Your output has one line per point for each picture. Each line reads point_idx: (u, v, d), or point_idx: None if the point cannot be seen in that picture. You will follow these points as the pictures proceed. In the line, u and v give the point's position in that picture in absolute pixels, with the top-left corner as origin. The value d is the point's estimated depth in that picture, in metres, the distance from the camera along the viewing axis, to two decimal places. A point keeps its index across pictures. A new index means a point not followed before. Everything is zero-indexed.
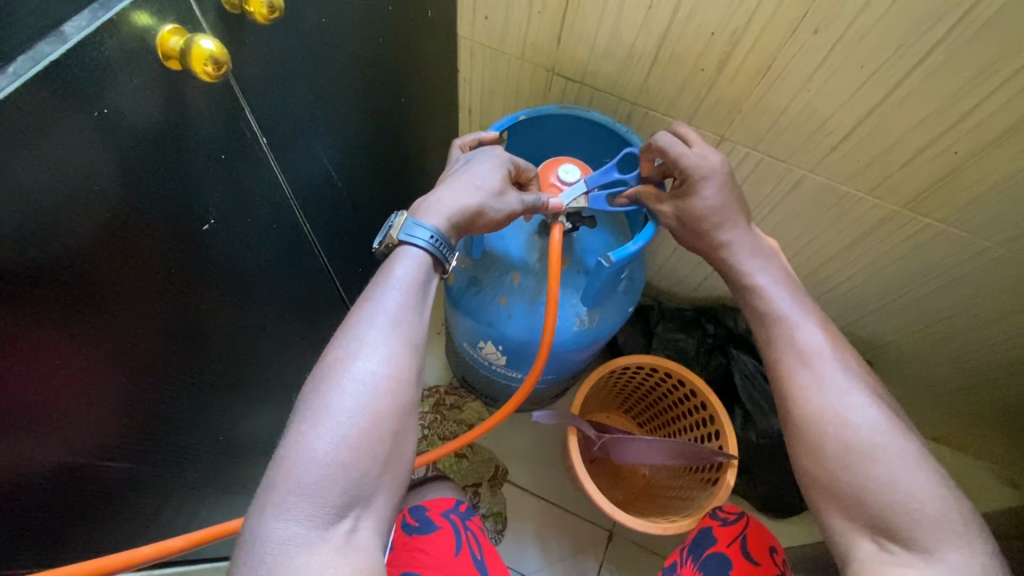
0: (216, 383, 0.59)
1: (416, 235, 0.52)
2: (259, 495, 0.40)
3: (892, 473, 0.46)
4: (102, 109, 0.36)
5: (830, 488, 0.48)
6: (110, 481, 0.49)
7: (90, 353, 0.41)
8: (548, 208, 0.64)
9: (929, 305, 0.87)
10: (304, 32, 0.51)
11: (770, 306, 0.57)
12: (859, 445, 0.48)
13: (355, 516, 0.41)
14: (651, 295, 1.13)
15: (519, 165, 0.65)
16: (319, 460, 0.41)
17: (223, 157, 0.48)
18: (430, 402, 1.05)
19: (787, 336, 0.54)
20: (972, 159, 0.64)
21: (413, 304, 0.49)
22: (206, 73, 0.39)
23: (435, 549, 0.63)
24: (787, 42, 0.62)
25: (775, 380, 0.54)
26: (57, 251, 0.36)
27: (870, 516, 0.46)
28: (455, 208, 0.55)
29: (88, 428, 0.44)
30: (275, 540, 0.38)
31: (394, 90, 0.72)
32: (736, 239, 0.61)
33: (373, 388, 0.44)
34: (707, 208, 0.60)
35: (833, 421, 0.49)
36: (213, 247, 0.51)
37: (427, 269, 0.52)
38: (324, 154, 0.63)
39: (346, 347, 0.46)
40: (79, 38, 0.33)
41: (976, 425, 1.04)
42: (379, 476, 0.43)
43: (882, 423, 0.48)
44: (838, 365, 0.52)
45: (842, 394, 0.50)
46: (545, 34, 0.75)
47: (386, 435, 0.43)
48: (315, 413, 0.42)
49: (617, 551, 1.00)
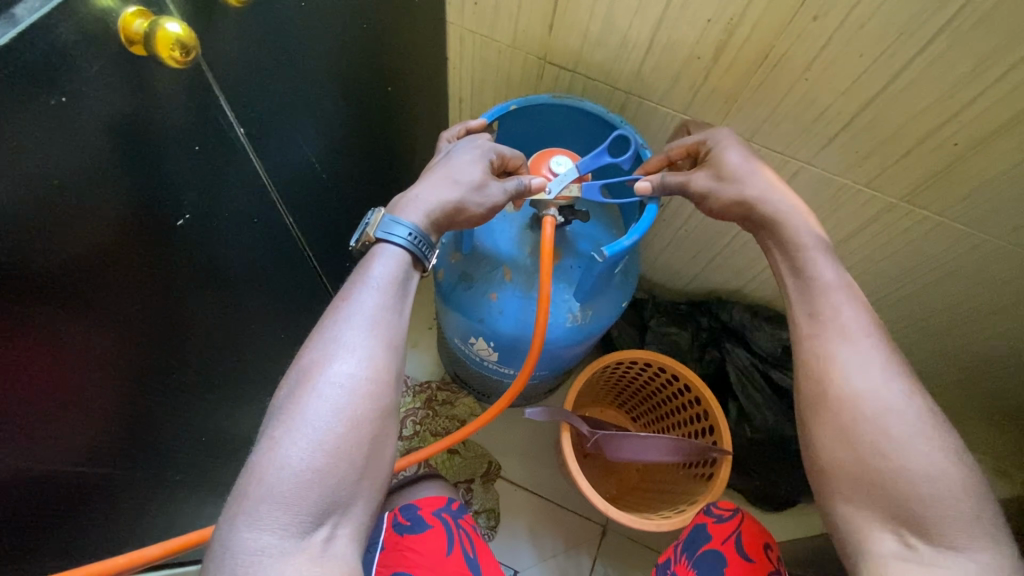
0: (194, 382, 0.57)
1: (395, 233, 0.50)
2: (230, 504, 0.38)
3: (930, 467, 0.45)
4: (61, 97, 0.34)
5: (858, 475, 0.47)
6: (81, 486, 0.47)
7: (55, 359, 0.40)
8: (531, 190, 0.61)
9: (925, 298, 0.86)
10: (281, 15, 0.48)
11: (799, 297, 0.55)
12: (909, 437, 0.46)
13: (333, 523, 0.39)
14: (645, 287, 1.12)
15: (505, 153, 0.61)
16: (293, 467, 0.39)
17: (197, 149, 0.46)
18: (421, 398, 1.04)
19: (834, 313, 0.52)
20: (973, 150, 0.63)
21: (392, 303, 0.47)
22: (174, 58, 0.37)
23: (427, 549, 0.62)
24: (786, 29, 0.60)
25: (807, 358, 0.52)
26: (9, 249, 0.34)
27: (894, 505, 0.45)
28: (434, 203, 0.53)
29: (59, 434, 0.43)
30: (247, 551, 0.36)
31: (379, 78, 0.70)
32: (781, 206, 0.57)
33: (351, 392, 0.42)
34: (740, 162, 0.60)
35: (875, 406, 0.48)
36: (188, 244, 0.49)
37: (407, 267, 0.50)
38: (306, 144, 0.61)
39: (323, 350, 0.44)
40: (31, 19, 0.31)
41: (971, 419, 1.04)
42: (357, 481, 0.41)
43: (926, 413, 0.47)
44: (869, 345, 0.51)
45: (885, 376, 0.49)
46: (537, 20, 0.72)
47: (365, 439, 0.42)
48: (289, 418, 0.41)
49: (611, 547, 0.99)
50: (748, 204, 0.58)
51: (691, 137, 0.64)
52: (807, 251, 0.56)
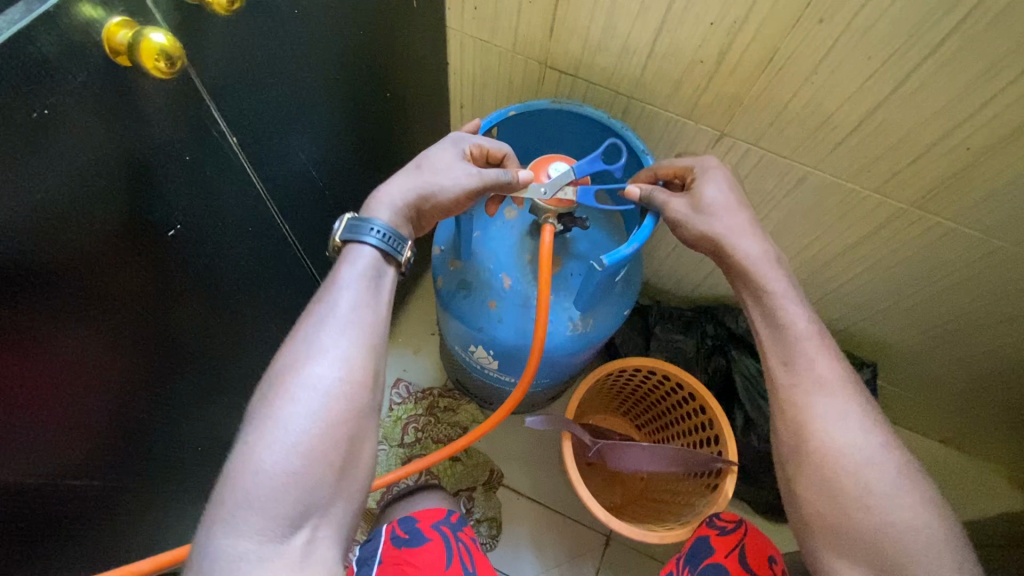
0: (188, 391, 0.57)
1: (360, 231, 0.49)
2: (205, 513, 0.37)
3: (911, 520, 0.45)
4: (42, 111, 0.33)
5: (841, 528, 0.46)
6: (70, 497, 0.47)
7: (33, 376, 0.39)
8: (518, 182, 0.58)
9: (937, 306, 0.83)
10: (276, 25, 0.47)
11: (774, 345, 0.54)
12: (888, 490, 0.46)
13: (312, 526, 0.38)
14: (650, 293, 1.10)
15: (481, 143, 0.59)
16: (268, 471, 0.38)
17: (188, 159, 0.45)
18: (423, 404, 1.03)
19: (808, 361, 0.52)
20: (985, 155, 0.61)
21: (367, 302, 0.47)
22: (159, 69, 0.36)
23: (424, 563, 0.61)
24: (791, 31, 0.58)
25: (785, 407, 0.52)
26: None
27: (879, 559, 0.44)
28: (395, 196, 0.52)
29: (39, 449, 0.42)
30: (225, 559, 0.35)
31: (378, 84, 0.69)
32: (752, 250, 0.56)
33: (327, 393, 0.41)
34: (720, 193, 0.58)
35: (856, 459, 0.48)
36: (180, 254, 0.49)
37: (379, 265, 0.49)
38: (305, 154, 0.60)
39: (297, 352, 0.43)
40: (9, 32, 0.30)
41: (988, 429, 1.01)
42: (336, 483, 0.40)
43: (904, 464, 0.48)
44: (845, 396, 0.51)
45: (862, 429, 0.49)
46: (537, 24, 0.71)
47: (341, 441, 0.41)
48: (263, 421, 0.40)
49: (614, 558, 0.98)
50: (715, 241, 0.57)
51: (679, 160, 0.64)
52: (778, 298, 0.54)
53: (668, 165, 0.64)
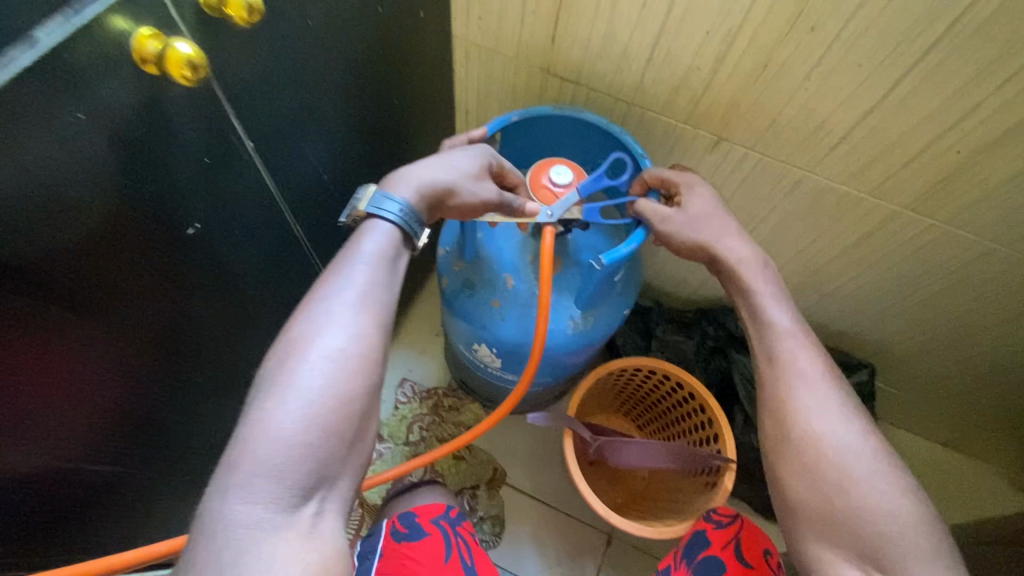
0: (201, 384, 0.60)
1: (385, 208, 0.50)
2: (218, 477, 0.37)
3: (889, 503, 0.46)
4: (78, 115, 0.36)
5: (824, 514, 0.48)
6: (85, 480, 0.50)
7: (53, 359, 0.41)
8: (524, 212, 0.63)
9: (933, 308, 0.85)
10: (292, 35, 0.50)
11: (760, 342, 0.57)
12: (867, 475, 0.48)
13: (321, 498, 0.39)
14: (651, 296, 1.12)
15: (503, 165, 0.63)
16: (285, 439, 0.38)
17: (207, 161, 0.48)
18: (428, 403, 1.05)
19: (791, 356, 0.55)
20: (975, 158, 0.63)
21: (382, 281, 0.48)
22: (184, 77, 0.39)
23: (424, 556, 0.63)
24: (785, 39, 0.61)
25: (771, 402, 0.54)
26: (5, 237, 0.35)
27: (858, 541, 0.46)
28: (425, 180, 0.54)
29: (54, 431, 0.44)
30: (238, 524, 0.35)
31: (387, 91, 0.72)
32: (739, 254, 0.60)
33: (342, 366, 0.42)
34: (707, 205, 0.63)
35: (835, 447, 0.50)
36: (199, 251, 0.51)
37: (397, 244, 0.51)
38: (317, 159, 0.63)
39: (313, 324, 0.44)
40: (50, 43, 0.33)
41: (987, 431, 1.02)
42: (345, 457, 0.41)
43: (881, 452, 0.50)
44: (826, 388, 0.53)
45: (843, 419, 0.51)
46: (541, 33, 0.74)
47: (355, 414, 0.41)
48: (279, 390, 0.40)
49: (615, 557, 0.99)
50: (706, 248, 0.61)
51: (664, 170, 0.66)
52: (762, 298, 0.58)
53: (654, 175, 0.66)
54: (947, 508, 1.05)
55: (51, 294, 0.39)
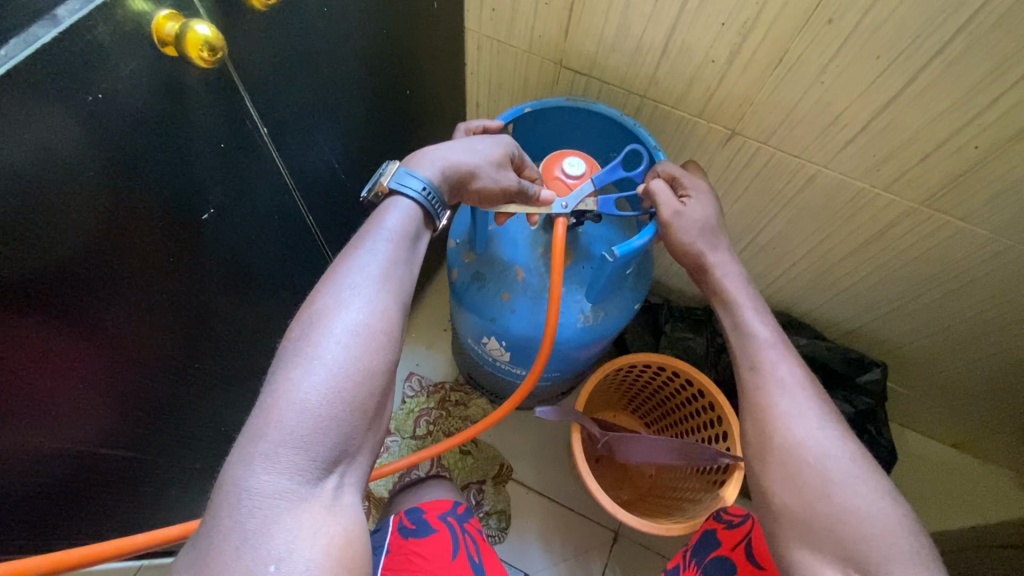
0: (210, 372, 0.60)
1: (408, 185, 0.50)
2: (243, 446, 0.37)
3: (870, 506, 0.45)
4: (96, 95, 0.36)
5: (808, 518, 0.47)
6: (94, 464, 0.50)
7: (66, 338, 0.41)
8: (537, 202, 0.64)
9: (946, 307, 0.84)
10: (306, 22, 0.50)
11: (740, 353, 0.58)
12: (846, 478, 0.47)
13: (341, 472, 0.39)
14: (660, 293, 1.12)
15: (524, 158, 0.63)
16: (310, 411, 0.38)
17: (222, 147, 0.48)
18: (435, 398, 1.05)
19: (772, 365, 0.55)
20: (992, 154, 0.62)
21: (403, 259, 0.48)
22: (202, 58, 0.38)
23: (431, 553, 0.62)
24: (801, 32, 0.60)
25: (754, 410, 0.54)
26: (20, 212, 0.35)
27: (839, 545, 0.45)
28: (449, 162, 0.54)
29: (67, 412, 0.44)
30: (262, 494, 0.35)
31: (399, 82, 0.71)
32: (721, 266, 0.61)
33: (366, 340, 0.42)
34: (706, 211, 0.63)
35: (815, 450, 0.49)
36: (211, 238, 0.51)
37: (418, 223, 0.51)
38: (330, 149, 0.63)
39: (336, 297, 0.44)
40: (71, 21, 0.33)
41: (998, 432, 1.01)
42: (366, 431, 0.41)
43: (859, 457, 0.49)
44: (806, 394, 0.53)
45: (821, 424, 0.51)
46: (554, 25, 0.73)
47: (378, 388, 0.41)
48: (303, 362, 0.40)
49: (622, 554, 0.98)
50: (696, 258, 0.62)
51: (673, 167, 0.66)
52: (743, 310, 0.59)
53: (666, 170, 0.66)
54: (956, 510, 1.04)
55: (69, 272, 0.39)
